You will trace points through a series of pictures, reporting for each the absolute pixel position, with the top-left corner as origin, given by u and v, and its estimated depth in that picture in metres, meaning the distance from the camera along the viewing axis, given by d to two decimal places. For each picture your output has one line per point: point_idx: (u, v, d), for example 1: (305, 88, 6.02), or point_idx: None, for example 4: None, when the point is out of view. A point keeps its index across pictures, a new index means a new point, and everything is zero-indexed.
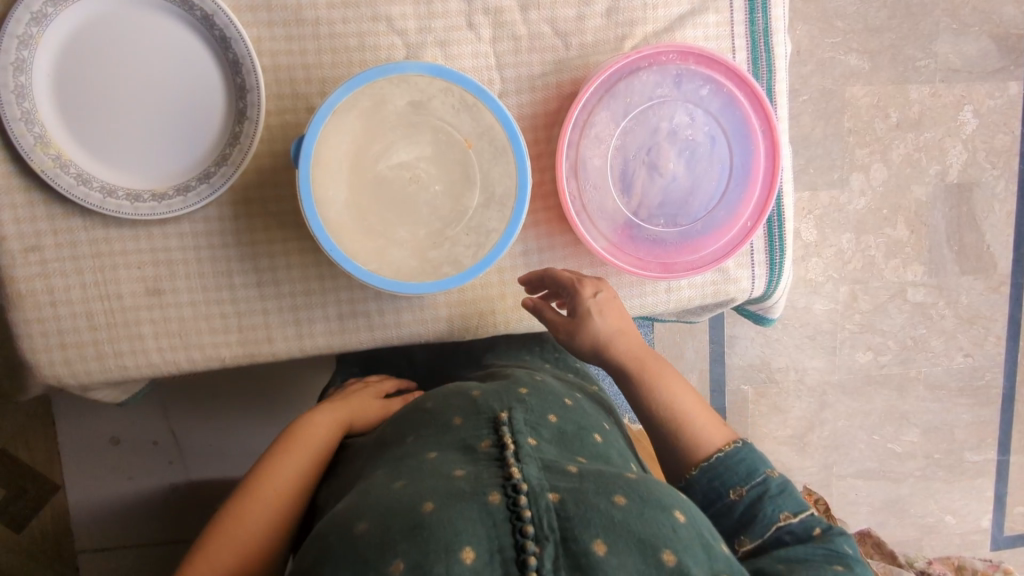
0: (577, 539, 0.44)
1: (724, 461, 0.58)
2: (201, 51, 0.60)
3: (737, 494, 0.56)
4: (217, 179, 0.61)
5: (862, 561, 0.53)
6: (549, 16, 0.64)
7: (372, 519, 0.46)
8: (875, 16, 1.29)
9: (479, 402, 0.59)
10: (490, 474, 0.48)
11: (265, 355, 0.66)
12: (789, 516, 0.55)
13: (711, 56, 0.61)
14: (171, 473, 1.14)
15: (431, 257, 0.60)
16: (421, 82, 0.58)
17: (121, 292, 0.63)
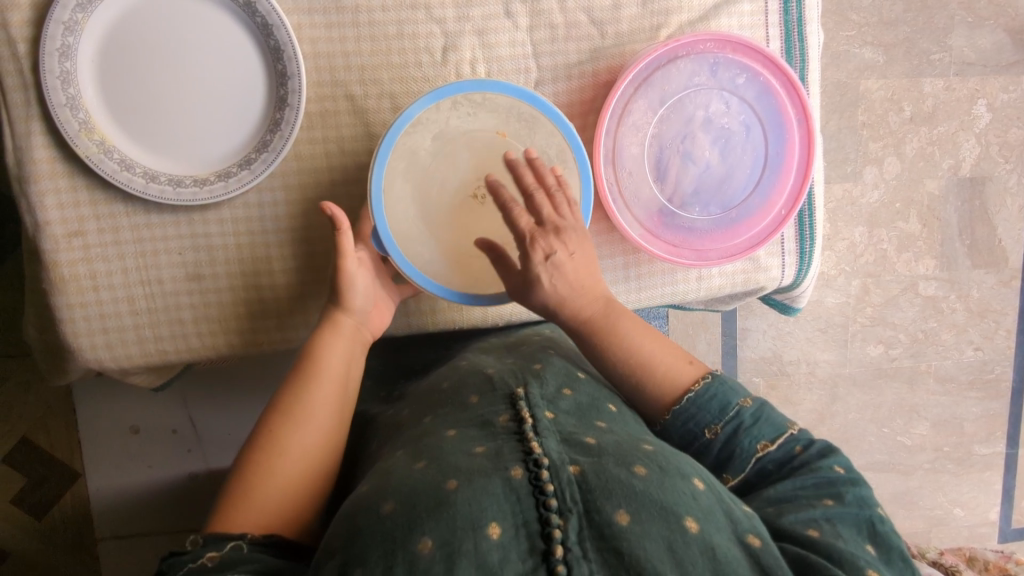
0: (600, 510, 0.44)
1: (694, 402, 0.58)
2: (242, 38, 0.60)
3: (713, 432, 0.57)
4: (258, 165, 0.61)
5: (856, 483, 0.54)
6: (586, 5, 0.64)
7: (398, 499, 0.46)
8: (891, 10, 1.29)
9: (495, 379, 0.60)
10: (511, 448, 0.49)
11: (302, 340, 0.68)
12: (766, 445, 0.57)
13: (748, 43, 0.62)
14: (190, 461, 1.15)
15: None
16: (429, 116, 0.60)
17: (162, 278, 0.64)
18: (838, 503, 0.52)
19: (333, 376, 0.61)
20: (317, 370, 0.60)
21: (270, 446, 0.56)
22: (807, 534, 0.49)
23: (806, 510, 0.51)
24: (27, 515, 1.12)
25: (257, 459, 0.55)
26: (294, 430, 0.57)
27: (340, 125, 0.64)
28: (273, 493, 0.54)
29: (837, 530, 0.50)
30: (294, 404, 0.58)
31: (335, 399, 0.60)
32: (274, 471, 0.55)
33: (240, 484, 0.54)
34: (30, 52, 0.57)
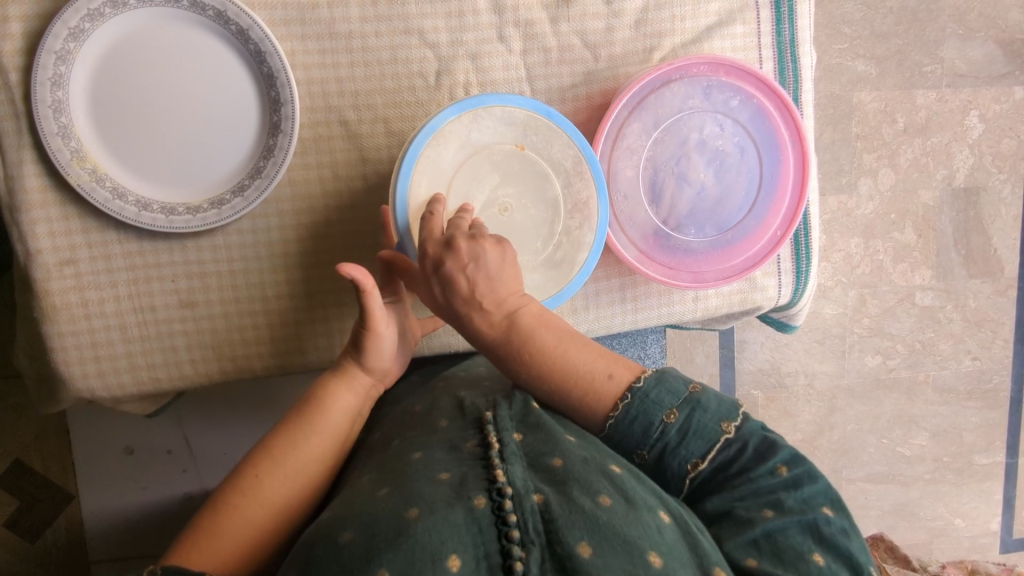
0: (562, 542, 0.45)
1: (615, 426, 0.55)
2: (235, 66, 0.60)
3: (641, 457, 0.55)
4: (252, 192, 0.61)
5: (801, 480, 0.52)
6: (579, 28, 0.64)
7: (358, 528, 0.46)
8: (882, 23, 1.29)
9: (465, 403, 0.59)
10: (476, 476, 0.49)
11: (297, 366, 0.67)
12: (697, 463, 0.53)
13: (742, 66, 0.62)
14: (185, 481, 1.14)
15: (559, 257, 0.63)
16: (454, 127, 0.59)
17: (155, 305, 0.63)
18: (778, 512, 0.50)
19: (330, 429, 0.60)
20: (316, 419, 0.60)
21: (252, 482, 0.56)
22: (746, 562, 0.48)
23: (745, 532, 0.50)
24: (19, 539, 1.11)
25: (233, 494, 0.55)
26: (280, 473, 0.57)
27: (333, 150, 0.63)
28: (240, 532, 0.54)
29: (776, 546, 0.49)
30: (283, 448, 0.58)
31: (326, 450, 0.60)
32: (249, 509, 0.55)
33: (211, 515, 0.54)
34: (22, 81, 0.57)
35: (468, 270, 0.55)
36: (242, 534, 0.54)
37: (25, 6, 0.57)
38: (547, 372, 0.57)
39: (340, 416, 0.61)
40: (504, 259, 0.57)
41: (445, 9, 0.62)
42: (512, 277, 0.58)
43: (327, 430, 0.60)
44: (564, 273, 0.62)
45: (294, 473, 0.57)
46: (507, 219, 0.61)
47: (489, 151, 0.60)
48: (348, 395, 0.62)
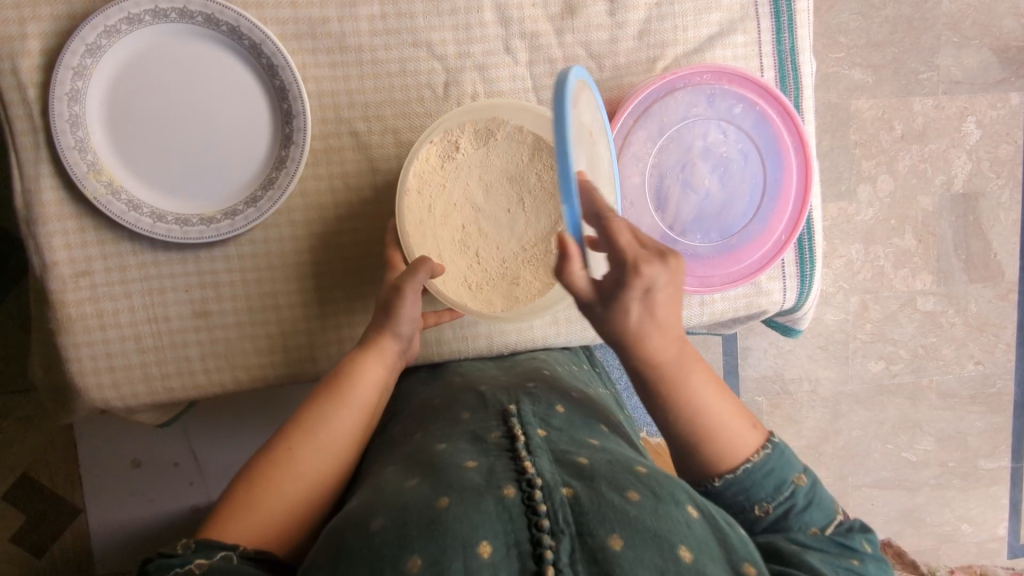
0: (594, 534, 0.45)
1: (751, 475, 0.54)
2: (247, 78, 0.61)
3: (763, 509, 0.54)
4: (265, 203, 0.62)
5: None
6: (584, 39, 0.66)
7: (387, 516, 0.47)
8: (878, 32, 1.31)
9: (487, 396, 0.62)
10: (504, 467, 0.50)
11: (309, 374, 0.68)
12: (818, 532, 0.53)
13: (745, 74, 0.63)
14: (192, 494, 1.14)
15: (558, 254, 0.67)
16: (456, 129, 0.65)
17: (169, 314, 0.64)
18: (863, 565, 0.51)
19: (360, 403, 0.62)
20: (347, 393, 0.61)
21: (287, 454, 0.57)
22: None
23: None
24: (27, 554, 1.11)
25: (268, 463, 0.56)
26: (313, 446, 0.58)
27: (344, 161, 0.65)
28: (279, 502, 0.54)
29: None
30: (312, 423, 0.59)
31: (357, 425, 0.61)
32: (285, 480, 0.55)
33: (247, 486, 0.55)
34: (40, 97, 0.58)
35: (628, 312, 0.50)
36: (281, 504, 0.54)
37: (42, 24, 0.58)
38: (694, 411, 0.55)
39: (369, 393, 0.62)
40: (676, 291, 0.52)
41: (452, 22, 0.64)
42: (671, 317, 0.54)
43: (357, 406, 0.61)
44: None
45: (327, 447, 0.59)
46: (511, 218, 0.66)
47: (488, 158, 0.66)
48: (377, 370, 0.63)
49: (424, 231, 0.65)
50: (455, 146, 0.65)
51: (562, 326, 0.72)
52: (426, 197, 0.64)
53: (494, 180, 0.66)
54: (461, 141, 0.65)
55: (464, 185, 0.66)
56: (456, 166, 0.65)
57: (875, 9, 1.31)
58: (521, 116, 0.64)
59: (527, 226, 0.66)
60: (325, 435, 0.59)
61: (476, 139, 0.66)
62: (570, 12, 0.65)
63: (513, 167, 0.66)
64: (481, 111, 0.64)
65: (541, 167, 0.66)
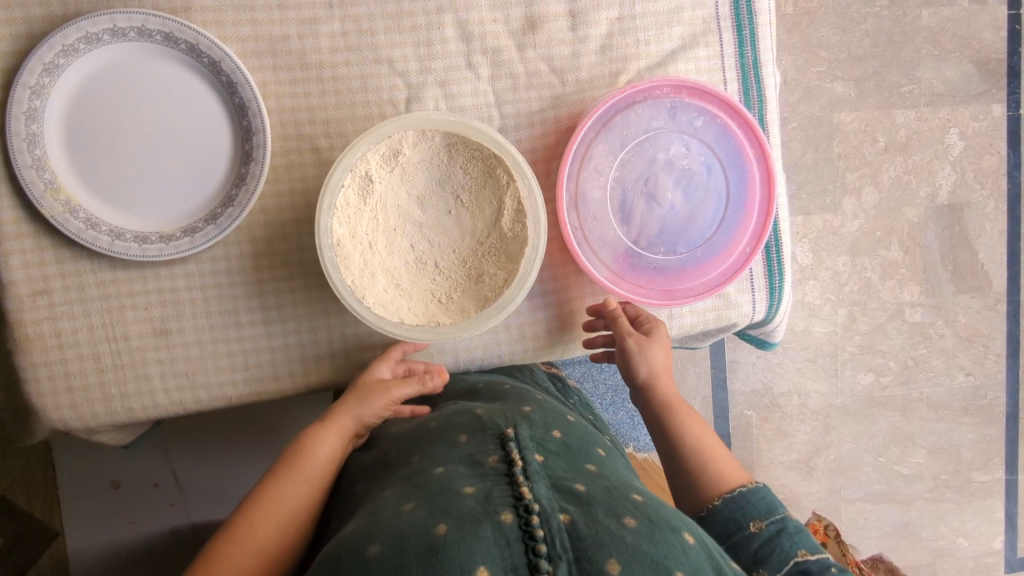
0: (590, 558, 0.46)
1: (746, 495, 0.63)
2: (208, 96, 0.61)
3: (757, 526, 0.61)
4: (224, 220, 0.61)
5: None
6: (546, 55, 0.66)
7: (383, 542, 0.49)
8: (859, 45, 1.32)
9: (484, 418, 0.63)
10: (502, 492, 0.52)
11: (271, 393, 0.67)
12: (806, 553, 0.59)
13: (705, 88, 0.63)
14: (172, 515, 1.13)
15: (508, 229, 0.62)
16: (352, 161, 0.59)
17: (128, 333, 0.64)
18: None
19: (315, 471, 0.64)
20: (298, 464, 0.64)
21: (244, 524, 0.61)
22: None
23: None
24: None
25: (227, 535, 0.60)
26: (266, 515, 0.61)
27: (306, 177, 0.64)
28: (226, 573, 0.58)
29: None
30: (271, 496, 0.62)
31: (312, 493, 0.64)
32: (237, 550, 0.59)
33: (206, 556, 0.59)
34: None
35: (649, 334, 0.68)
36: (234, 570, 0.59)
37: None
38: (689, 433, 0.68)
39: (322, 461, 0.65)
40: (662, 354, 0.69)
41: (413, 38, 0.64)
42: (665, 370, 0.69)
43: (310, 475, 0.64)
44: (520, 252, 0.62)
45: (282, 515, 0.62)
46: (456, 215, 0.63)
47: (401, 165, 0.61)
48: (331, 437, 0.66)
49: (374, 272, 0.60)
50: (368, 178, 0.60)
51: (529, 341, 0.68)
52: (363, 239, 0.60)
53: (422, 190, 0.62)
54: (373, 170, 0.60)
55: (392, 212, 0.61)
56: (378, 197, 0.60)
57: (856, 23, 1.32)
58: (425, 122, 0.60)
59: (474, 218, 0.63)
60: (282, 502, 0.62)
61: (387, 162, 0.60)
62: (531, 28, 0.65)
63: (434, 168, 0.62)
64: (376, 135, 0.59)
65: (463, 159, 0.62)
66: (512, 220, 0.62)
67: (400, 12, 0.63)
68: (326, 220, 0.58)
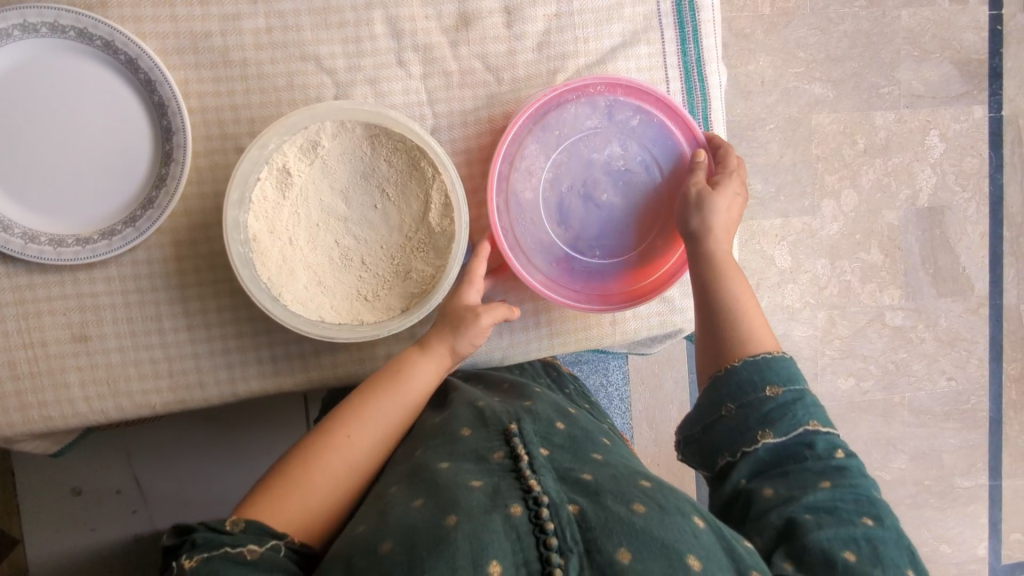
0: (600, 549, 0.47)
1: (769, 360, 0.59)
2: (126, 94, 0.59)
3: (774, 391, 0.57)
4: (143, 222, 0.59)
5: (890, 510, 0.54)
6: (480, 52, 0.64)
7: (396, 538, 0.48)
8: (837, 47, 1.30)
9: (487, 414, 0.61)
10: (509, 486, 0.51)
11: (197, 402, 0.64)
12: (817, 425, 0.57)
13: (641, 86, 0.62)
14: (137, 522, 1.09)
15: (435, 224, 0.60)
16: (271, 155, 0.56)
17: (46, 339, 0.61)
18: (878, 523, 0.52)
19: (404, 400, 0.62)
20: (391, 391, 0.62)
21: (336, 445, 0.59)
22: (843, 555, 0.50)
23: (845, 529, 0.51)
24: None
25: (318, 457, 0.58)
26: (358, 438, 0.60)
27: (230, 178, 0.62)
28: (321, 492, 0.57)
29: (875, 551, 0.50)
30: (367, 410, 0.61)
31: (398, 423, 0.63)
32: (328, 474, 0.58)
33: (288, 479, 0.57)
34: None
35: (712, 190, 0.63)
36: (326, 492, 0.57)
37: None
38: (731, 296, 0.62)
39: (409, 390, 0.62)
40: (732, 218, 0.64)
41: (341, 36, 0.62)
42: (731, 229, 0.63)
43: (397, 402, 0.62)
44: (447, 248, 0.60)
45: (370, 441, 0.61)
46: (383, 210, 0.61)
47: (323, 159, 0.59)
48: (422, 364, 0.63)
49: (294, 269, 0.59)
50: (287, 172, 0.58)
51: None
52: (283, 234, 0.59)
53: (346, 184, 0.60)
54: (291, 164, 0.57)
55: (314, 206, 0.60)
56: (299, 192, 0.59)
57: (834, 24, 1.30)
58: (341, 114, 0.58)
59: (401, 212, 0.61)
60: (369, 429, 0.61)
61: (306, 156, 0.58)
62: (465, 25, 0.63)
63: (358, 160, 0.60)
64: (290, 126, 0.56)
65: (387, 151, 0.60)
66: (440, 214, 0.60)
67: (328, 8, 0.61)
68: (236, 214, 0.55)
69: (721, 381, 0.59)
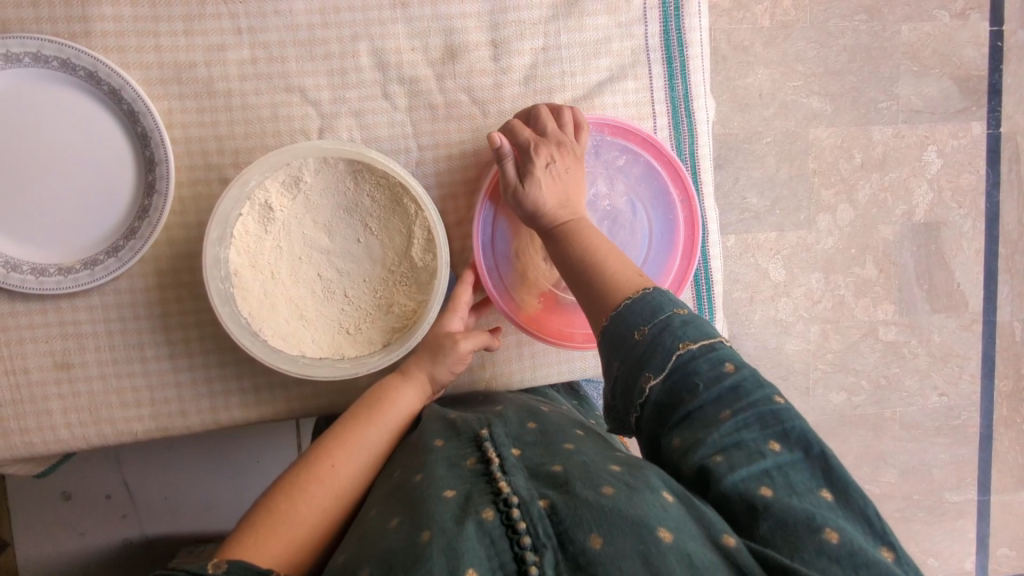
0: (573, 539, 0.43)
1: (626, 308, 0.52)
2: (108, 124, 0.59)
3: (640, 334, 0.51)
4: (126, 253, 0.59)
5: (798, 414, 0.48)
6: (466, 85, 0.64)
7: (372, 563, 0.43)
8: (836, 60, 1.26)
9: (457, 423, 0.58)
10: (480, 491, 0.47)
11: (178, 430, 0.64)
12: (690, 345, 0.50)
13: (628, 127, 0.63)
14: (125, 529, 1.05)
15: (416, 258, 0.61)
16: (253, 190, 0.56)
17: (28, 367, 0.61)
18: (784, 445, 0.47)
19: (391, 423, 0.60)
20: (377, 413, 0.60)
21: (321, 468, 0.55)
22: (758, 493, 0.45)
23: (756, 463, 0.46)
24: None
25: (301, 481, 0.54)
26: (344, 463, 0.56)
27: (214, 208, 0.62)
28: (306, 519, 0.52)
29: (789, 479, 0.45)
30: (355, 438, 0.58)
31: (385, 449, 0.59)
32: (313, 499, 0.53)
33: (270, 507, 0.52)
34: None
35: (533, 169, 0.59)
36: (310, 522, 0.52)
37: None
38: (579, 256, 0.57)
39: (396, 414, 0.61)
40: (555, 175, 0.59)
41: (326, 66, 0.62)
42: (561, 191, 0.59)
43: (383, 427, 0.59)
44: (429, 282, 0.60)
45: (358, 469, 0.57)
46: (366, 244, 0.61)
47: (307, 194, 0.59)
48: (404, 389, 0.62)
49: (276, 303, 0.59)
50: (269, 208, 0.58)
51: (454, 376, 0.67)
52: (265, 268, 0.59)
53: (329, 218, 0.61)
54: (273, 200, 0.58)
55: (297, 240, 0.60)
56: (281, 226, 0.59)
57: (834, 38, 1.25)
58: (322, 150, 0.58)
59: (384, 247, 0.61)
60: (356, 455, 0.57)
61: (288, 190, 0.58)
62: (451, 57, 0.63)
63: (340, 195, 0.60)
64: (272, 163, 0.56)
65: (370, 186, 0.60)
66: (423, 249, 0.60)
67: (313, 39, 0.61)
68: (216, 251, 0.55)
69: (600, 347, 0.54)
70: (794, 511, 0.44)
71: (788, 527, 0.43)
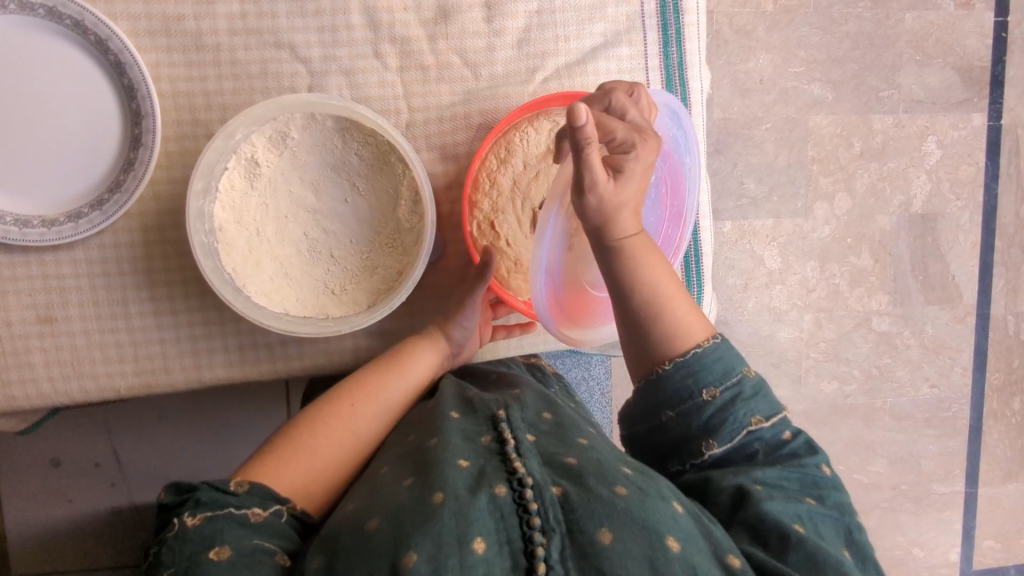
0: (582, 529, 0.44)
1: (699, 362, 0.54)
2: (93, 75, 0.58)
3: (710, 395, 0.54)
4: (110, 206, 0.59)
5: (836, 486, 0.54)
6: (458, 47, 0.63)
7: (383, 515, 0.46)
8: (838, 47, 1.25)
9: (476, 402, 0.58)
10: (494, 468, 0.48)
11: (162, 387, 0.64)
12: (760, 417, 0.54)
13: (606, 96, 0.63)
14: (113, 497, 1.04)
15: (405, 220, 0.60)
16: (238, 145, 0.57)
17: (10, 319, 0.61)
18: (819, 503, 0.52)
19: (411, 377, 0.63)
20: (399, 365, 0.62)
21: (341, 409, 0.59)
22: (793, 527, 0.49)
23: (793, 505, 0.51)
24: None
25: (321, 417, 0.59)
26: (361, 408, 0.60)
27: None
28: (321, 453, 0.57)
29: (819, 531, 0.50)
30: (374, 383, 0.61)
31: (403, 399, 0.63)
32: (328, 434, 0.58)
33: (291, 435, 0.57)
34: None
35: (627, 162, 0.50)
36: (324, 455, 0.57)
37: None
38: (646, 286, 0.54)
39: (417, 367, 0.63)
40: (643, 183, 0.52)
41: (317, 24, 0.61)
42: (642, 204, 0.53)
43: (403, 379, 0.62)
44: (412, 239, 0.60)
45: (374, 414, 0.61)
46: (353, 204, 0.61)
47: (294, 150, 0.59)
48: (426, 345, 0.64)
49: (259, 260, 0.58)
50: (254, 162, 0.57)
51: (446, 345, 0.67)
52: (249, 224, 0.58)
53: (316, 175, 0.60)
54: (259, 154, 0.57)
55: (282, 197, 0.59)
56: (266, 182, 0.58)
57: (837, 24, 1.24)
58: (308, 106, 0.58)
59: (372, 207, 0.61)
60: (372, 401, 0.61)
61: (274, 145, 0.58)
62: (444, 18, 0.62)
63: (328, 152, 0.60)
64: (256, 117, 0.56)
65: (357, 144, 0.60)
66: (410, 210, 0.60)
67: None
68: (198, 203, 0.55)
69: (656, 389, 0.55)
70: (823, 552, 0.48)
71: (817, 566, 0.47)
